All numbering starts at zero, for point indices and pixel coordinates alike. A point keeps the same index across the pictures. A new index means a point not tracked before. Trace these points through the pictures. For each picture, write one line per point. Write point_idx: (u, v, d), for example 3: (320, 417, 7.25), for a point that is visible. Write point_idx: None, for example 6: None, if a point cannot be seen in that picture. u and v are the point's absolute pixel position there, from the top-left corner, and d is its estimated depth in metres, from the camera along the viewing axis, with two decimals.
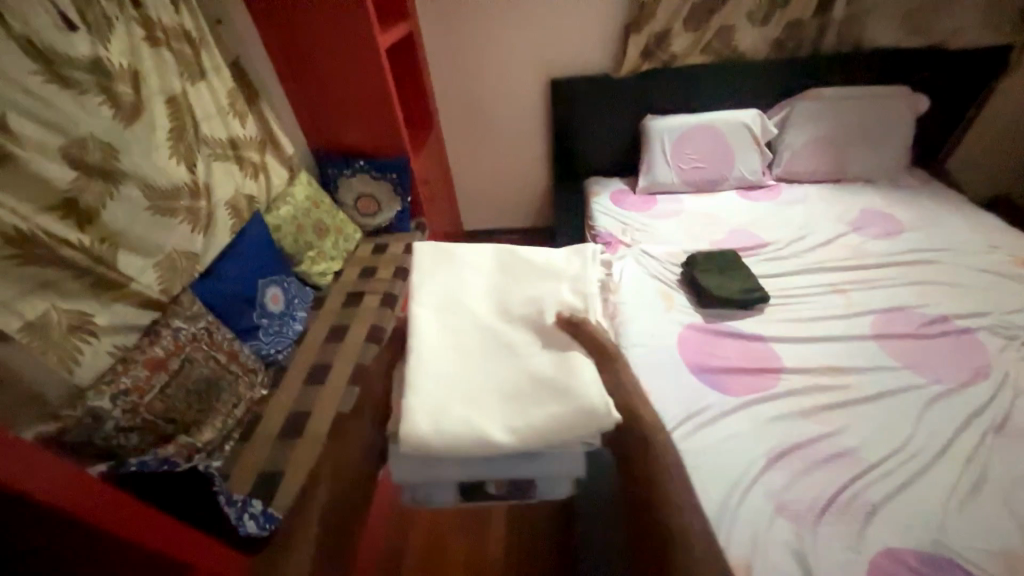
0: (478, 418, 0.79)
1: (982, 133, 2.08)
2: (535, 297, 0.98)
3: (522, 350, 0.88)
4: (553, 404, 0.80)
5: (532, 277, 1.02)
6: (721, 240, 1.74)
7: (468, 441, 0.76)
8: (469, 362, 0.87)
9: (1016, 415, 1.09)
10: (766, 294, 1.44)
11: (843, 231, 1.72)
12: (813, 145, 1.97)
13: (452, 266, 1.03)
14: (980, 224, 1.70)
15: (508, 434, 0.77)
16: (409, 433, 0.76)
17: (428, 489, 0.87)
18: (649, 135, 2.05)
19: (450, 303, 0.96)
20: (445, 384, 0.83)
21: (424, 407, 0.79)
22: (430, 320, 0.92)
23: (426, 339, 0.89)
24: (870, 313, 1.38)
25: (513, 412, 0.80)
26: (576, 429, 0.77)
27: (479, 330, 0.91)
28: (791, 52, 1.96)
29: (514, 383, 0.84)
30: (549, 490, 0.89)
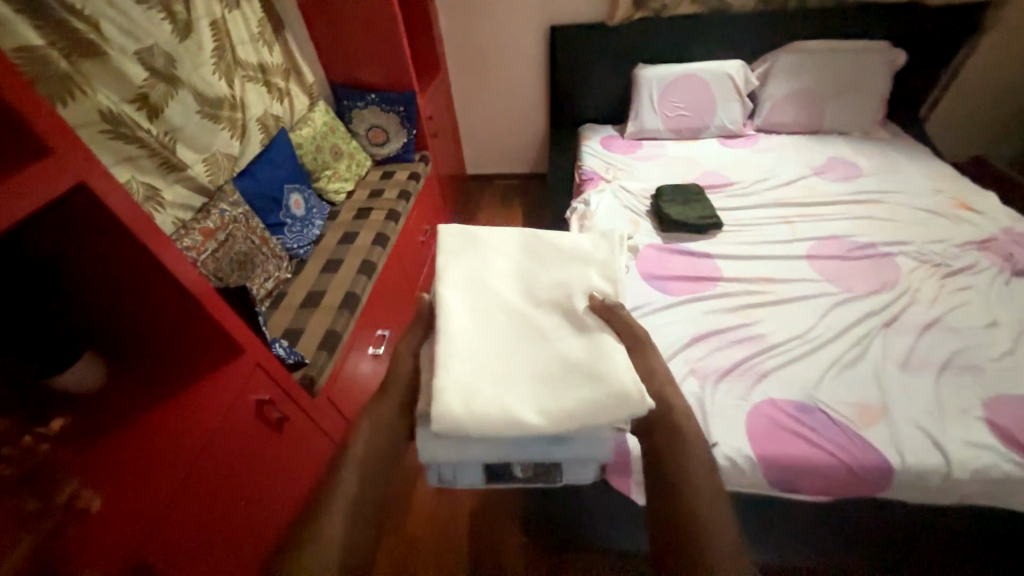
0: (512, 401, 0.84)
1: (956, 91, 2.20)
2: (560, 280, 1.03)
3: (552, 335, 0.93)
4: (585, 387, 0.84)
5: (557, 263, 1.08)
6: (694, 179, 1.93)
7: (501, 423, 0.81)
8: (498, 347, 0.92)
9: (908, 315, 1.29)
10: (720, 221, 1.65)
11: (806, 174, 1.90)
12: (791, 97, 2.10)
13: (476, 250, 1.09)
14: (935, 171, 1.83)
15: (543, 417, 0.82)
16: (443, 414, 0.81)
17: (455, 470, 0.93)
18: (639, 83, 2.21)
19: (476, 286, 1.02)
20: (478, 366, 0.88)
21: (457, 391, 0.84)
22: (459, 302, 0.98)
23: (453, 323, 0.94)
24: (810, 240, 1.57)
25: (545, 396, 0.85)
26: (609, 414, 0.81)
27: (508, 314, 0.97)
28: (780, 6, 2.05)
29: (546, 368, 0.89)
30: (577, 475, 0.93)
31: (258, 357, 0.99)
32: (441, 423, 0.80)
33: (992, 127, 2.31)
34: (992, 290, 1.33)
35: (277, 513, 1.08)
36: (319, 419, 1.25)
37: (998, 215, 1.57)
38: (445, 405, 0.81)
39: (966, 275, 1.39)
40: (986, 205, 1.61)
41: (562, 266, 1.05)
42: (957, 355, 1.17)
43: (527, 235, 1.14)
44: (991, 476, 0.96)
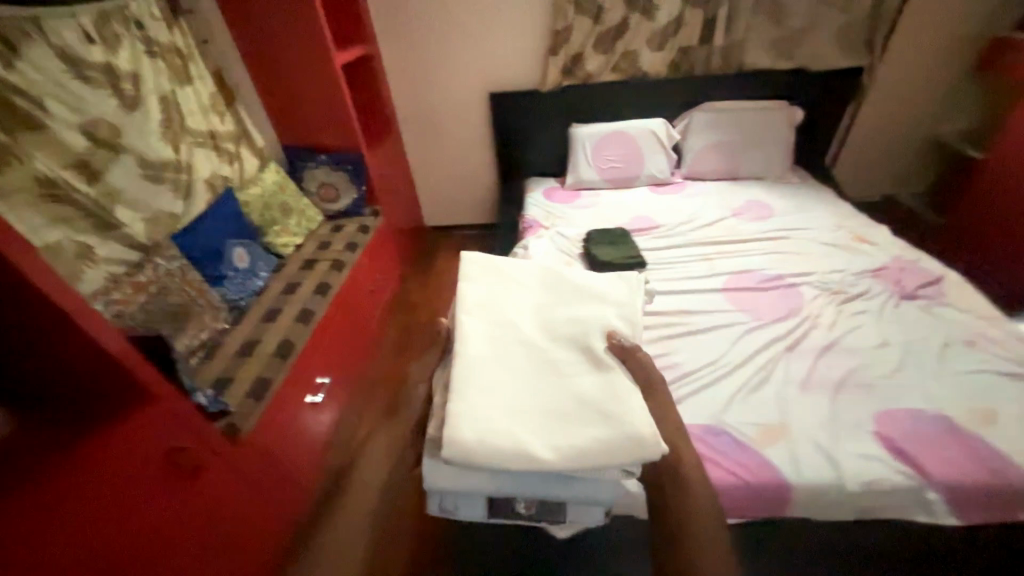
0: (525, 436, 0.95)
1: (858, 142, 2.46)
2: (580, 325, 1.18)
3: (566, 376, 1.07)
4: (595, 428, 0.95)
5: (576, 308, 1.25)
6: (624, 223, 2.09)
7: (512, 455, 0.92)
8: (514, 384, 1.05)
9: (809, 338, 1.39)
10: (643, 260, 1.79)
11: (725, 216, 2.07)
12: (709, 148, 2.33)
13: (509, 296, 1.27)
14: (838, 209, 2.02)
15: (555, 453, 0.93)
16: (456, 439, 0.93)
17: (457, 502, 1.06)
18: (573, 140, 2.42)
19: (496, 324, 1.19)
20: (497, 401, 1.01)
21: (472, 421, 0.96)
22: (488, 339, 1.14)
23: (472, 356, 1.09)
24: (725, 274, 1.70)
25: (557, 433, 0.96)
26: (615, 455, 0.92)
27: (526, 353, 1.12)
28: (692, 71, 2.28)
29: (562, 405, 1.01)
30: (579, 513, 1.05)
31: (176, 406, 1.03)
32: (454, 447, 0.92)
33: (898, 172, 2.55)
34: (883, 312, 1.45)
35: (222, 557, 1.15)
36: (255, 469, 1.29)
37: (890, 247, 1.73)
38: (460, 432, 0.93)
39: (862, 301, 1.52)
40: (880, 238, 1.78)
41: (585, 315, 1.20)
42: (852, 373, 1.26)
43: (557, 282, 1.33)
44: (880, 488, 1.01)
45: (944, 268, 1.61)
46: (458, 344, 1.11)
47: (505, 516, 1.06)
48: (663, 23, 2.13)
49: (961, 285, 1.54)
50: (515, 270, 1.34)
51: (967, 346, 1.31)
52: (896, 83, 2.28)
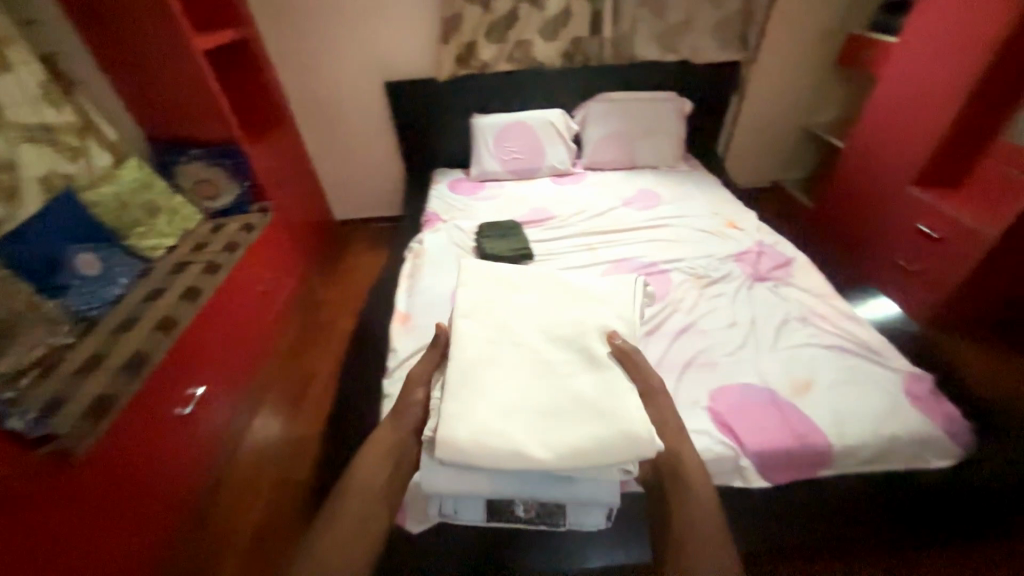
0: (519, 436, 1.03)
1: (742, 131, 2.64)
2: (578, 327, 1.26)
3: (565, 378, 1.15)
4: (589, 429, 1.03)
5: (576, 311, 1.31)
6: (521, 215, 2.11)
7: (506, 456, 1.00)
8: (510, 386, 1.13)
9: (670, 322, 1.48)
10: (531, 252, 1.82)
11: (617, 206, 2.14)
12: (606, 139, 2.39)
13: (507, 300, 1.34)
14: (718, 197, 2.16)
15: (549, 453, 1.01)
16: (448, 439, 1.02)
17: (457, 504, 1.14)
18: (474, 130, 2.40)
19: (493, 327, 1.26)
20: (495, 404, 1.09)
21: (466, 422, 1.05)
22: (488, 343, 1.21)
23: (470, 359, 1.17)
24: (607, 263, 1.77)
25: (552, 433, 1.04)
26: (606, 452, 1.01)
27: (523, 356, 1.19)
28: (585, 62, 2.32)
29: (560, 407, 1.09)
30: (576, 519, 1.14)
31: None
32: (446, 446, 1.01)
33: (778, 159, 2.77)
34: (738, 295, 1.57)
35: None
36: (105, 488, 1.20)
37: (755, 231, 1.87)
38: (454, 433, 1.02)
39: (723, 284, 1.63)
40: (746, 224, 1.92)
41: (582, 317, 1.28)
42: (700, 354, 1.36)
43: (557, 283, 1.41)
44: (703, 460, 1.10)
45: (796, 251, 1.77)
46: (454, 348, 1.19)
47: (506, 519, 1.14)
48: (552, 13, 2.14)
49: (806, 266, 1.70)
50: (514, 273, 1.41)
51: (802, 322, 1.45)
52: (771, 77, 2.45)
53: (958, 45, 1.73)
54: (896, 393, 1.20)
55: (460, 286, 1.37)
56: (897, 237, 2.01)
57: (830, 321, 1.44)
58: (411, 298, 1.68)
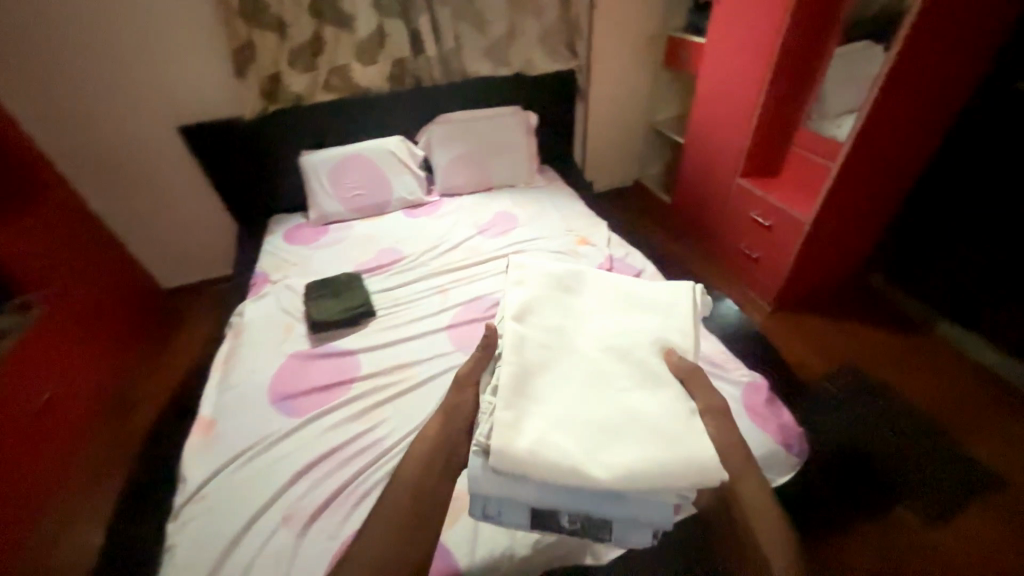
0: (576, 451, 0.92)
1: (594, 137, 2.64)
2: (636, 333, 1.15)
3: (626, 392, 1.03)
4: (651, 448, 0.92)
5: (635, 317, 1.20)
6: (365, 261, 1.88)
7: (563, 473, 0.89)
8: (570, 394, 1.02)
9: None
10: (372, 308, 1.60)
11: (471, 235, 1.99)
12: (455, 163, 2.24)
13: (560, 301, 1.23)
14: (575, 211, 2.11)
15: (609, 473, 0.89)
16: (503, 447, 0.90)
17: (500, 506, 0.98)
18: (304, 170, 2.11)
19: (549, 328, 1.15)
20: (550, 412, 0.98)
21: (523, 430, 0.93)
22: (544, 344, 1.11)
23: (528, 362, 1.06)
24: (457, 306, 1.60)
25: (609, 451, 0.93)
26: (669, 475, 0.89)
27: (581, 362, 1.08)
28: (417, 84, 2.14)
29: (622, 422, 0.98)
30: (623, 535, 0.98)
31: None
32: (499, 457, 0.90)
33: (633, 160, 2.83)
34: None
35: None
36: None
37: (608, 246, 1.82)
38: (511, 443, 0.90)
39: None
40: (598, 238, 1.87)
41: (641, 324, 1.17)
42: None
43: (612, 285, 1.31)
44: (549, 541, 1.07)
45: (646, 262, 1.74)
46: (512, 347, 1.06)
47: (550, 530, 0.98)
48: (363, 35, 1.92)
49: (654, 277, 1.67)
50: (568, 272, 1.31)
51: None
52: (609, 83, 2.46)
53: (752, 41, 1.81)
54: (737, 411, 1.17)
55: (512, 284, 1.25)
56: (740, 226, 2.09)
57: None
58: (220, 396, 1.38)
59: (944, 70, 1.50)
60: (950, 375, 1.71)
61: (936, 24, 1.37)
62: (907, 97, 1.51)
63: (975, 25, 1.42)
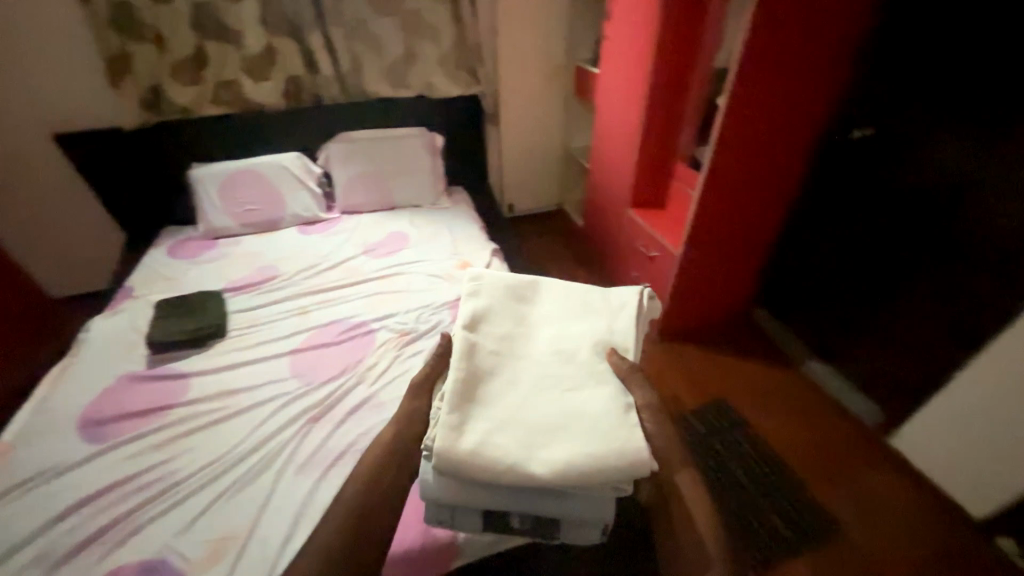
0: (518, 450, 0.92)
1: (510, 161, 2.66)
2: (581, 336, 1.15)
3: (571, 391, 1.03)
4: (591, 443, 0.92)
5: (583, 322, 1.20)
6: (238, 278, 1.83)
7: (504, 470, 0.90)
8: (518, 395, 1.02)
9: (347, 398, 1.31)
10: (221, 329, 1.54)
11: (355, 254, 1.96)
12: (355, 181, 2.22)
13: (513, 307, 1.23)
14: (469, 233, 2.09)
15: (548, 468, 0.89)
16: (447, 449, 0.91)
17: (454, 512, 0.99)
18: (192, 182, 2.06)
19: (502, 333, 1.16)
20: (495, 414, 0.98)
21: (466, 431, 0.94)
22: (494, 350, 1.11)
23: (479, 366, 1.06)
24: (310, 330, 1.56)
25: (551, 447, 0.93)
26: (606, 469, 0.89)
27: (530, 364, 1.09)
28: (315, 102, 2.13)
29: (566, 420, 0.98)
30: (571, 533, 0.99)
31: None
32: (444, 460, 0.90)
33: (553, 185, 2.85)
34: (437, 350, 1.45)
35: None
36: None
37: None
38: (454, 444, 0.91)
39: (427, 337, 1.50)
40: (478, 263, 1.85)
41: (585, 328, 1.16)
42: (365, 434, 1.21)
43: (564, 289, 1.31)
44: None
45: None
46: (463, 352, 1.06)
47: (504, 531, 0.99)
48: (251, 51, 1.91)
49: None
50: (525, 277, 1.31)
51: None
52: (521, 108, 2.49)
53: (629, 75, 1.83)
54: None
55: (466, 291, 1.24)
56: (631, 254, 2.11)
57: None
58: (28, 418, 1.30)
59: (787, 113, 1.55)
60: (808, 412, 1.72)
61: (765, 68, 1.42)
62: (753, 138, 1.56)
63: (810, 71, 1.47)
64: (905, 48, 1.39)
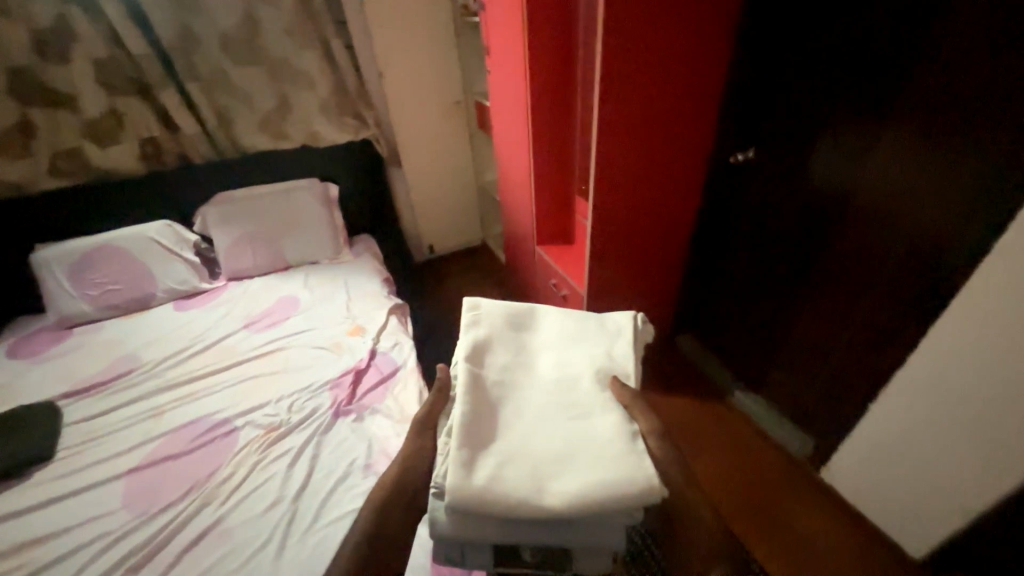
0: (538, 479, 0.68)
1: (421, 204, 2.51)
2: (589, 351, 0.92)
3: (600, 409, 0.78)
4: (639, 462, 0.68)
5: (590, 332, 0.97)
6: (86, 377, 1.54)
7: (525, 512, 0.65)
8: (531, 416, 0.78)
9: (186, 530, 1.07)
10: (46, 451, 1.28)
11: (234, 330, 1.72)
12: (240, 244, 1.98)
13: (514, 325, 0.98)
14: (370, 290, 1.89)
15: (575, 501, 0.65)
16: (460, 486, 0.66)
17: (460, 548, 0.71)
18: (34, 267, 1.76)
19: (512, 358, 0.90)
20: (507, 440, 0.74)
21: (477, 464, 0.69)
22: (498, 371, 0.87)
23: (487, 390, 0.82)
24: (159, 437, 1.30)
25: (577, 473, 0.69)
26: (650, 491, 0.66)
27: (541, 381, 0.86)
28: (182, 165, 1.92)
29: (591, 438, 0.74)
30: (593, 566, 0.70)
31: None
32: (456, 501, 0.65)
33: (472, 222, 2.72)
34: (309, 446, 1.23)
35: None
36: None
37: (376, 337, 1.60)
38: (463, 481, 0.66)
39: (299, 431, 1.28)
40: (372, 326, 1.66)
41: (589, 342, 0.93)
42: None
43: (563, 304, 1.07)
44: None
45: (410, 355, 1.52)
46: (469, 379, 0.81)
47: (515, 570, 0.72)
48: (91, 115, 1.69)
49: (412, 374, 1.45)
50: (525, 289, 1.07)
51: (364, 474, 1.16)
52: (422, 149, 2.35)
53: (514, 108, 1.72)
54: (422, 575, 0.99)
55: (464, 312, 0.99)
56: (549, 293, 1.96)
57: None
58: None
59: (668, 139, 1.46)
60: (736, 448, 1.63)
61: (630, 97, 1.32)
62: (636, 168, 1.46)
63: (681, 96, 1.39)
64: (768, 68, 1.35)
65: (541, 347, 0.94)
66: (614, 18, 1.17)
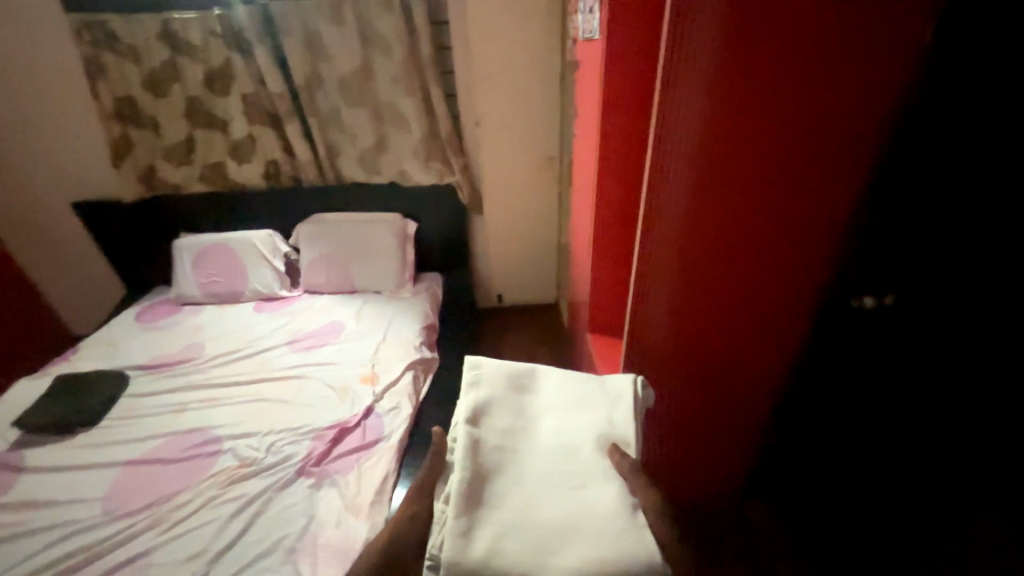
0: (539, 550, 0.69)
1: (497, 254, 2.43)
2: (590, 416, 0.91)
3: (600, 477, 0.79)
4: (635, 533, 0.70)
5: (593, 395, 0.95)
6: (162, 354, 1.79)
7: None
8: (533, 485, 0.78)
9: (123, 549, 1.09)
10: (92, 418, 1.47)
11: (279, 345, 1.82)
12: (318, 262, 2.13)
13: (515, 389, 0.95)
14: (407, 335, 1.83)
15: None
16: (455, 556, 0.68)
17: None
18: (173, 251, 2.15)
19: (512, 423, 0.89)
20: (507, 510, 0.75)
21: (477, 536, 0.71)
22: (498, 437, 0.85)
23: (487, 457, 0.82)
24: (166, 435, 1.40)
25: (580, 546, 0.70)
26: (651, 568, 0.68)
27: (542, 447, 0.85)
28: (293, 185, 2.17)
29: (593, 513, 0.74)
30: None
31: None
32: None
33: (547, 281, 2.53)
34: (259, 499, 1.18)
35: None
36: None
37: (381, 392, 1.51)
38: (461, 553, 0.68)
39: (263, 478, 1.24)
40: (384, 378, 1.58)
41: (591, 406, 0.92)
42: None
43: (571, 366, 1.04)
44: None
45: (400, 427, 1.39)
46: (465, 448, 0.81)
47: None
48: (235, 137, 2.01)
49: (391, 451, 1.31)
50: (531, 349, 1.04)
51: (283, 559, 1.05)
52: (506, 200, 2.27)
53: (586, 178, 1.49)
54: None
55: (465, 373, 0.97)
56: None
57: (317, 560, 1.04)
58: None
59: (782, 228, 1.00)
60: None
61: (730, 132, 0.88)
62: (748, 238, 0.99)
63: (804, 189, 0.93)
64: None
65: (542, 414, 0.91)
66: (698, 49, 0.81)
